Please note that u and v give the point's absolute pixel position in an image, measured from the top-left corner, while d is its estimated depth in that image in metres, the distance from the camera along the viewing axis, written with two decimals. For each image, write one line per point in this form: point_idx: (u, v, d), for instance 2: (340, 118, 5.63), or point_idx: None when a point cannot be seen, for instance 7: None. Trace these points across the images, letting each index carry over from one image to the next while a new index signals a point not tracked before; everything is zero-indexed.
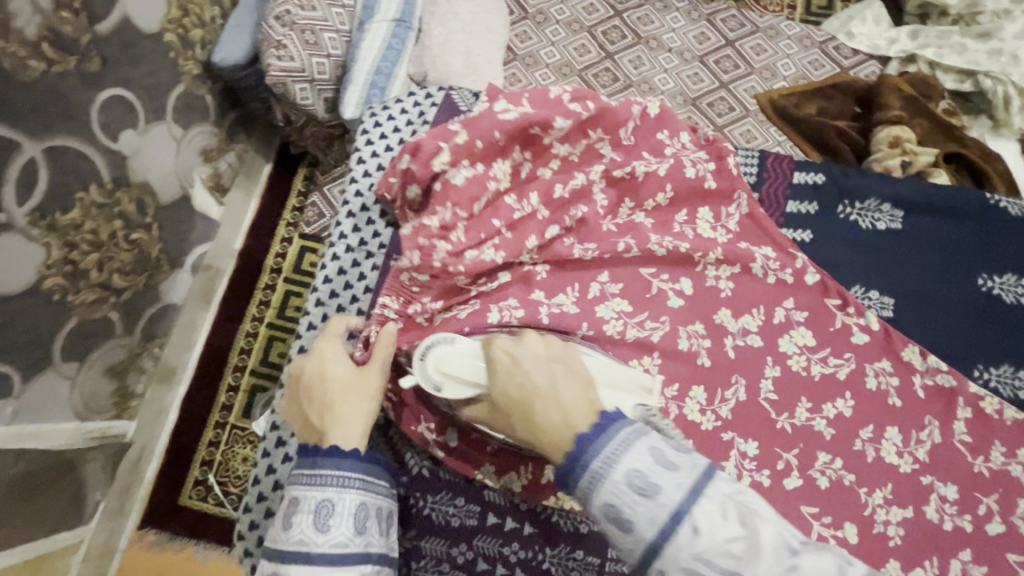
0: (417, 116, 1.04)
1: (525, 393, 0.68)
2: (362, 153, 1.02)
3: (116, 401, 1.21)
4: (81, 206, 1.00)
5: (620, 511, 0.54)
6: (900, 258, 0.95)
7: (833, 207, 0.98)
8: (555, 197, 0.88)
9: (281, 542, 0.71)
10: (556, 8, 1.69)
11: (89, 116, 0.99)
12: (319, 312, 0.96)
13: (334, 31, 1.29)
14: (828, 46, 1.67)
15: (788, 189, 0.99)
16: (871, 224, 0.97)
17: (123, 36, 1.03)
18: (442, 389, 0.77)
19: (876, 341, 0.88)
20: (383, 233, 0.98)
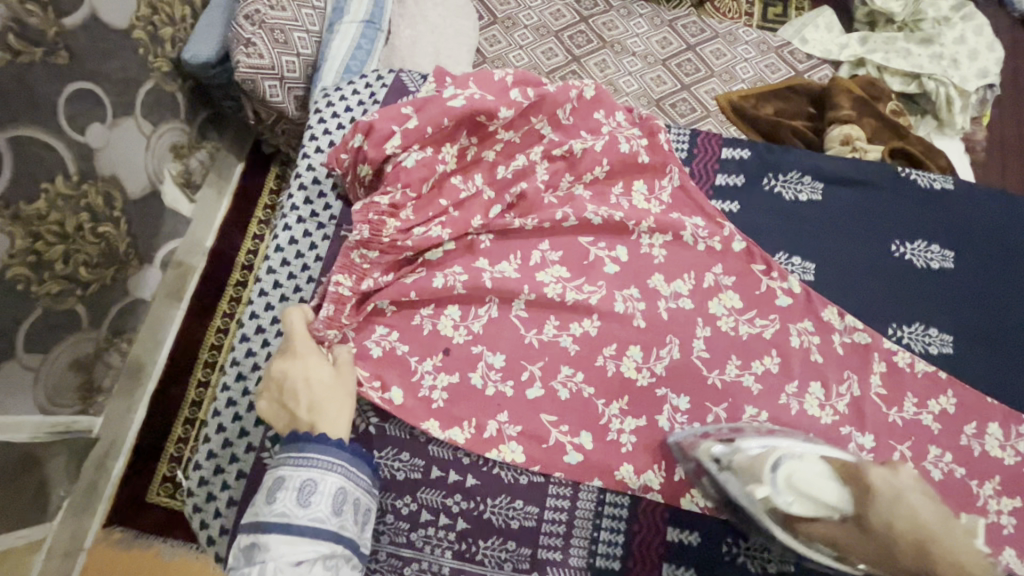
0: (368, 96, 1.08)
1: (917, 532, 0.67)
2: (314, 131, 1.06)
3: (82, 396, 1.21)
4: (47, 196, 1.01)
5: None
6: (821, 227, 1.00)
7: (759, 179, 1.03)
8: (498, 178, 0.94)
9: (262, 515, 0.72)
10: (525, 13, 1.75)
11: (56, 108, 1.01)
12: (270, 279, 0.99)
13: (304, 31, 1.32)
14: (783, 51, 1.75)
15: (717, 163, 1.04)
16: (794, 196, 1.02)
17: (92, 31, 1.05)
18: (793, 505, 0.73)
19: (800, 304, 0.92)
20: (333, 205, 1.01)
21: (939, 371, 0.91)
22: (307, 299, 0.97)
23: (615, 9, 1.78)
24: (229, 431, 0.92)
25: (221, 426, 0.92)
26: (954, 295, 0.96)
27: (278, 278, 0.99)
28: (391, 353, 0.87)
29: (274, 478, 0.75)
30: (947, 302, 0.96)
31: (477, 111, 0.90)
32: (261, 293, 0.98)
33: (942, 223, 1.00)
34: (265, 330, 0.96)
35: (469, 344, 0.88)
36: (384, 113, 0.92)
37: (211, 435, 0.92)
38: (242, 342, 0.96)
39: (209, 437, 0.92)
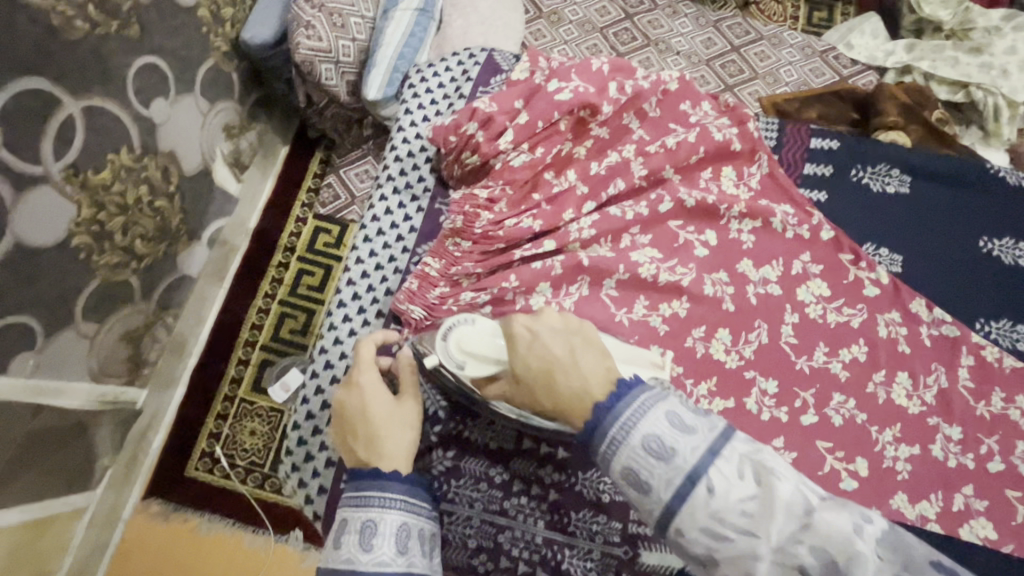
0: (462, 74, 1.09)
1: (544, 362, 0.71)
2: (408, 106, 1.06)
3: (130, 367, 1.22)
4: (112, 166, 1.03)
5: (641, 475, 0.60)
6: (909, 220, 1.01)
7: (847, 170, 1.03)
8: (592, 174, 0.93)
9: (330, 562, 0.72)
10: (571, 9, 1.75)
11: (126, 81, 1.02)
12: (367, 248, 0.99)
13: (360, 17, 1.33)
14: (828, 55, 1.75)
15: (806, 152, 1.04)
16: (882, 188, 1.02)
17: (162, 7, 1.07)
18: (464, 367, 0.80)
19: (887, 294, 0.94)
20: (428, 179, 1.01)
21: None
22: (404, 268, 0.98)
23: (661, 7, 1.78)
24: (328, 393, 0.93)
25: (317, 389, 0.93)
26: None
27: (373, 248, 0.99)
28: None
29: (337, 522, 0.75)
30: None
31: (583, 105, 0.92)
32: (357, 261, 0.99)
33: None
34: (361, 296, 0.97)
35: None
36: (497, 103, 0.93)
37: (308, 398, 0.93)
38: (339, 307, 0.97)
39: (307, 400, 0.93)
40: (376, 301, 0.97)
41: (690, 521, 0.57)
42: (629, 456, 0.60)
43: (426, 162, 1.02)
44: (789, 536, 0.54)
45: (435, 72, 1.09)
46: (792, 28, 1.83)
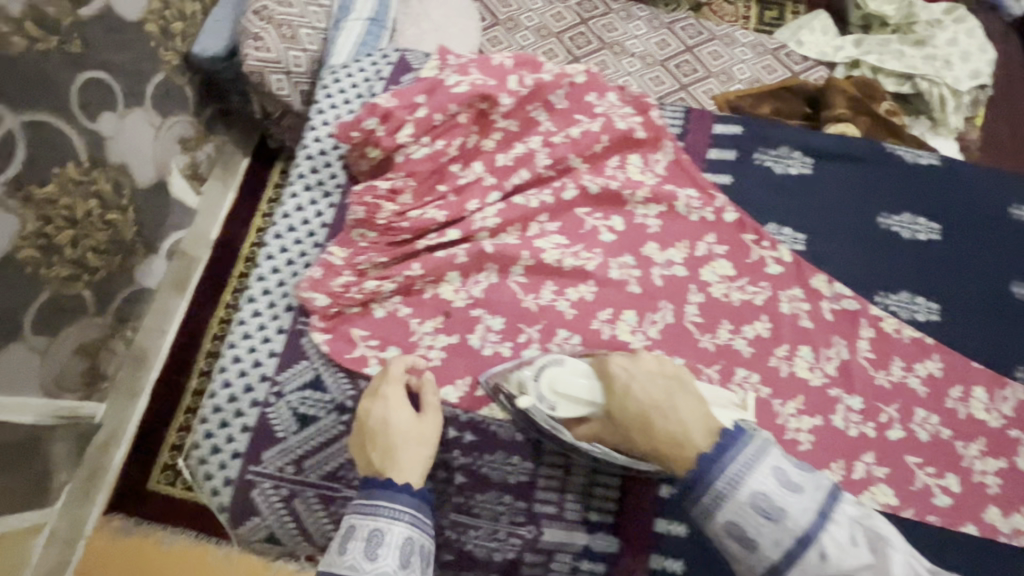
0: (374, 74, 1.12)
1: (644, 414, 0.80)
2: (321, 105, 1.09)
3: (86, 381, 1.22)
4: (59, 180, 1.04)
5: (744, 526, 0.72)
6: (809, 202, 1.05)
7: (751, 157, 1.07)
8: (499, 165, 1.01)
9: (333, 566, 0.74)
10: (527, 15, 1.79)
11: (70, 95, 1.04)
12: (276, 244, 1.01)
13: (311, 28, 1.35)
14: (779, 53, 1.79)
15: (711, 139, 1.09)
16: (785, 172, 1.07)
17: (107, 24, 1.09)
18: (556, 408, 0.85)
19: (789, 272, 0.99)
20: (339, 175, 1.04)
21: (925, 338, 0.98)
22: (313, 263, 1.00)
23: (615, 11, 1.81)
24: (234, 386, 0.93)
25: (227, 385, 0.93)
26: (932, 262, 1.03)
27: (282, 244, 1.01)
28: (394, 316, 0.95)
29: (344, 529, 0.77)
30: (928, 269, 1.02)
31: (481, 97, 1.00)
32: (267, 257, 1.00)
33: (919, 196, 1.06)
34: (271, 290, 0.98)
35: (469, 307, 0.95)
36: (398, 99, 0.99)
37: (216, 390, 0.92)
38: (249, 304, 0.98)
39: (214, 394, 0.92)
40: (284, 295, 0.98)
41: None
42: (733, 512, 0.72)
43: (337, 160, 1.05)
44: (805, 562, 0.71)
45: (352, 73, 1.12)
46: (744, 28, 1.87)
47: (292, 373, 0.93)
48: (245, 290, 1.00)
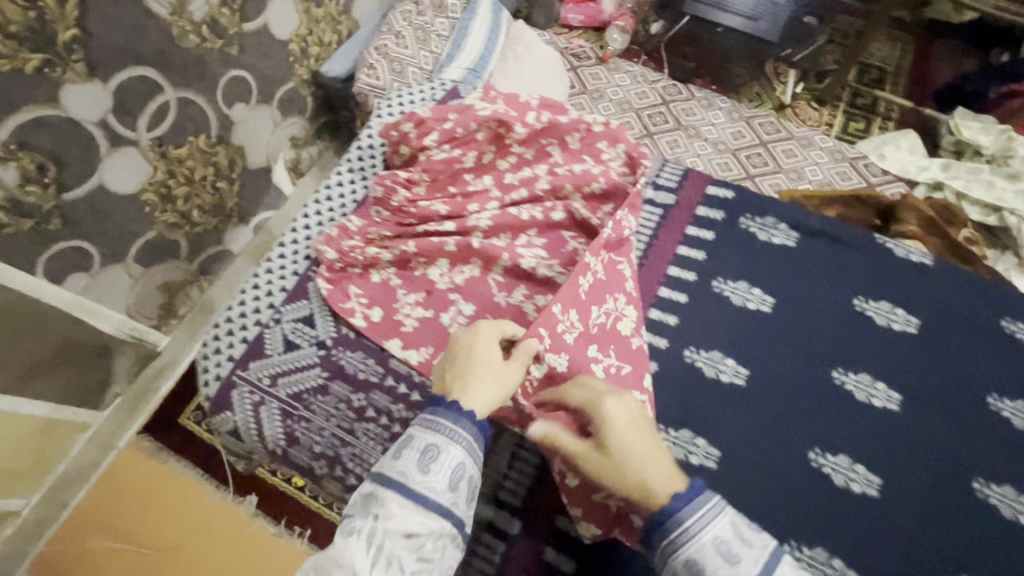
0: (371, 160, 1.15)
1: None
2: (337, 189, 1.12)
3: (161, 312, 1.44)
4: (190, 147, 1.29)
5: (702, 567, 0.70)
6: (840, 317, 1.11)
7: (738, 219, 1.20)
8: (505, 180, 1.06)
9: (386, 468, 0.72)
10: (613, 89, 1.93)
11: (217, 85, 1.29)
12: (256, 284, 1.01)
13: (418, 67, 1.57)
14: (859, 163, 1.78)
15: (703, 198, 1.23)
16: (769, 238, 1.19)
17: (261, 37, 1.35)
18: None
19: (721, 318, 1.10)
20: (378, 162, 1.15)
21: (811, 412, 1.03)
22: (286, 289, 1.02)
23: (698, 98, 1.92)
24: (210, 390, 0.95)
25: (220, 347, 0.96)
26: None
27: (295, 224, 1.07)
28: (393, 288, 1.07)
29: (405, 435, 0.76)
30: None
31: (498, 121, 1.05)
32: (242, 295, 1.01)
33: None
34: (239, 329, 0.98)
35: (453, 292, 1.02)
36: (433, 111, 1.07)
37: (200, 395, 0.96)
38: (279, 247, 1.06)
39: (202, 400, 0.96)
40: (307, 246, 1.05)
41: None
42: (695, 548, 0.71)
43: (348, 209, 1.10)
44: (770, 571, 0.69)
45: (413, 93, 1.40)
46: (826, 133, 1.88)
47: (296, 308, 1.00)
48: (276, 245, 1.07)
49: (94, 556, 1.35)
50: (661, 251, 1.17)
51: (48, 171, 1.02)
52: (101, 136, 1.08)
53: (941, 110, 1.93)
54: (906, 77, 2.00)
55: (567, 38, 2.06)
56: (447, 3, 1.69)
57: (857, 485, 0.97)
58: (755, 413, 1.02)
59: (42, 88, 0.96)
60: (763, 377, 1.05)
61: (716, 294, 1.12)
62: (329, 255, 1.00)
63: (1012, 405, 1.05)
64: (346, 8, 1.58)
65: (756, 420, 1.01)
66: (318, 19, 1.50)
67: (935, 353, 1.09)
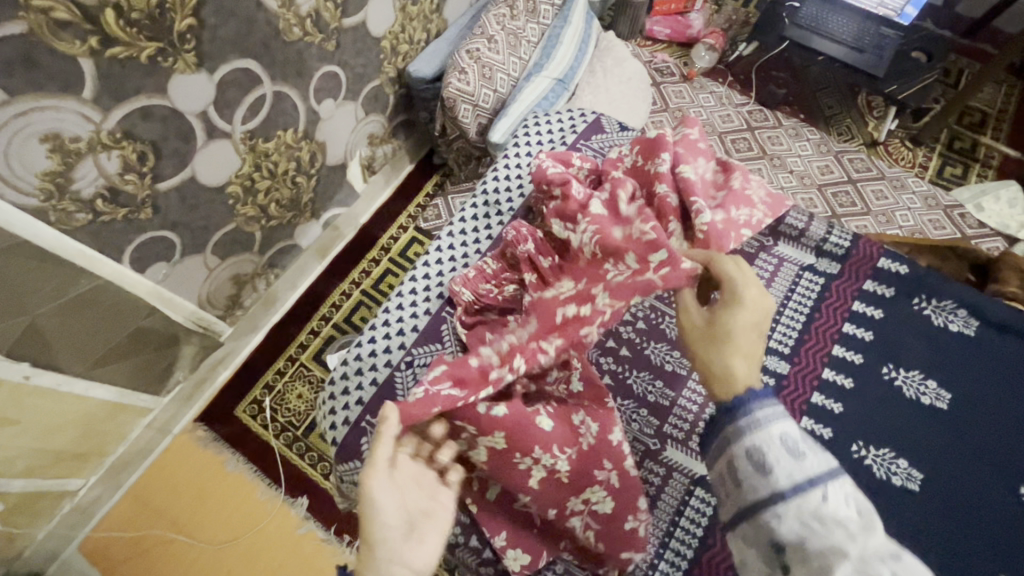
0: (517, 189, 1.20)
1: None
2: (478, 224, 1.17)
3: (228, 304, 1.42)
4: (278, 141, 1.26)
5: (765, 458, 0.67)
6: (1022, 420, 0.97)
7: (910, 297, 1.08)
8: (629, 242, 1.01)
9: None
10: (696, 109, 1.85)
11: (312, 80, 1.25)
12: (395, 313, 1.08)
13: (506, 75, 1.53)
14: (953, 212, 1.68)
15: (870, 269, 1.10)
16: (945, 323, 1.05)
17: (358, 33, 1.31)
18: None
19: (860, 391, 1.00)
20: (516, 200, 1.19)
21: (953, 515, 0.91)
22: (419, 327, 1.05)
23: (784, 127, 1.84)
24: (350, 413, 1.00)
25: (345, 391, 1.02)
26: None
27: (429, 260, 1.13)
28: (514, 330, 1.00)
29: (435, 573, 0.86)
30: None
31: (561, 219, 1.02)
32: (383, 321, 1.07)
33: None
34: (377, 355, 1.03)
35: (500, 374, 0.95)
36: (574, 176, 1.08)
37: (335, 411, 1.01)
38: (410, 281, 1.11)
39: (333, 414, 1.01)
40: (439, 286, 1.10)
41: (793, 510, 0.64)
42: (760, 440, 0.68)
43: (486, 240, 1.15)
44: (877, 553, 0.59)
45: (550, 121, 1.31)
46: (919, 176, 1.78)
47: (425, 350, 1.03)
48: (412, 271, 1.13)
49: (148, 542, 1.34)
50: (825, 329, 1.05)
51: (148, 161, 1.00)
52: (200, 127, 1.06)
53: None
54: (1010, 123, 1.89)
55: (651, 51, 2.00)
56: (540, 8, 1.62)
57: None
58: (940, 531, 0.89)
59: (154, 78, 0.93)
60: (953, 486, 0.93)
61: (886, 383, 1.00)
62: (466, 296, 1.04)
63: None
64: (439, 7, 1.54)
65: (945, 541, 0.89)
66: (412, 17, 1.46)
67: None
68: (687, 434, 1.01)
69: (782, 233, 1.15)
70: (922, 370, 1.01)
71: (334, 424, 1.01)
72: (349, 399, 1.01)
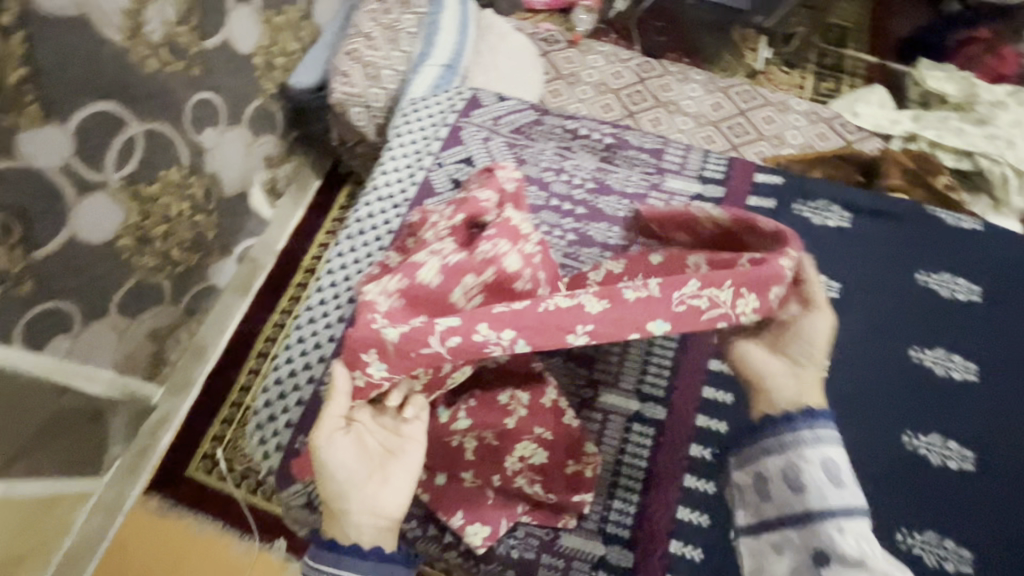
0: (408, 178, 1.17)
1: None
2: (375, 220, 1.12)
3: (151, 363, 1.34)
4: (162, 182, 1.18)
5: (800, 475, 0.74)
6: (900, 289, 1.06)
7: (789, 204, 1.16)
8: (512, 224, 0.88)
9: None
10: (587, 71, 1.89)
11: (183, 111, 1.18)
12: (309, 327, 1.04)
13: (394, 70, 1.48)
14: (834, 122, 1.81)
15: (750, 186, 1.18)
16: (823, 220, 1.14)
17: (223, 53, 1.24)
18: None
19: None
20: (409, 189, 1.15)
21: (872, 394, 0.96)
22: (336, 335, 1.02)
23: (672, 73, 1.91)
24: (281, 437, 0.96)
25: (271, 416, 0.98)
26: None
27: (333, 267, 1.08)
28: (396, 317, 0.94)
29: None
30: None
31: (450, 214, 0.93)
32: (298, 339, 1.03)
33: None
34: (297, 374, 1.00)
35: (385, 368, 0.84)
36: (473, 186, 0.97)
37: (265, 439, 0.97)
38: (318, 292, 1.07)
39: (264, 443, 0.97)
40: (349, 290, 1.06)
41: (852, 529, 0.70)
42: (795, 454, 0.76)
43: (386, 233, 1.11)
44: (886, 562, 0.68)
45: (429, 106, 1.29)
46: (800, 96, 1.91)
47: None
48: (317, 284, 1.09)
49: None
50: None
51: (15, 230, 0.91)
52: (68, 182, 0.98)
53: (902, 62, 1.98)
54: (867, 33, 2.05)
55: (533, 23, 2.01)
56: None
57: (954, 462, 0.91)
58: (858, 407, 0.95)
59: None
60: (857, 363, 0.98)
61: None
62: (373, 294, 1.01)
63: None
64: (307, 12, 1.48)
65: (865, 415, 0.94)
66: (280, 27, 1.40)
67: (1001, 310, 1.04)
68: (618, 375, 0.97)
69: (666, 169, 1.20)
70: (816, 265, 1.07)
71: (268, 454, 0.96)
72: (279, 425, 0.96)
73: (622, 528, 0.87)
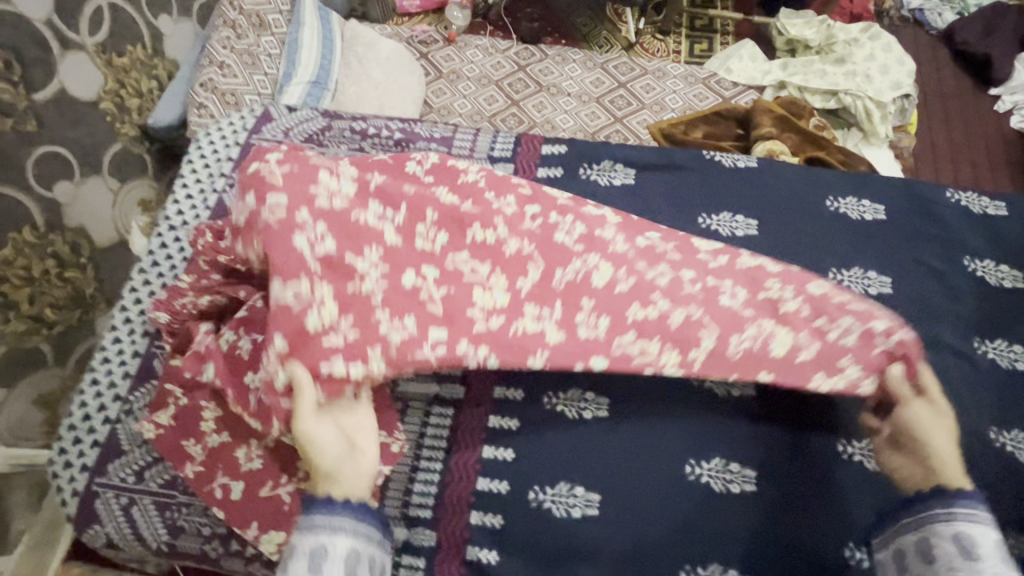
0: (201, 202, 1.17)
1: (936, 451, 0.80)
2: (167, 251, 1.13)
3: (48, 430, 1.29)
4: (14, 244, 1.13)
5: None
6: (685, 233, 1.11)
7: (576, 170, 1.21)
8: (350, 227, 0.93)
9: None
10: (468, 67, 1.90)
11: (24, 167, 1.13)
12: (102, 367, 1.03)
13: (256, 94, 1.49)
14: (710, 81, 1.86)
15: (538, 158, 1.22)
16: (609, 180, 1.19)
17: (62, 102, 1.20)
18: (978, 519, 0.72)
19: None
20: (202, 214, 1.16)
21: None
22: (132, 371, 1.03)
23: (551, 56, 1.94)
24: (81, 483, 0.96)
25: (68, 464, 0.97)
26: (997, 306, 1.07)
27: (124, 303, 1.08)
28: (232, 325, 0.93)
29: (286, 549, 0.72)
30: (932, 304, 1.07)
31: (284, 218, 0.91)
32: (91, 381, 1.02)
33: (915, 233, 1.14)
34: (91, 417, 0.99)
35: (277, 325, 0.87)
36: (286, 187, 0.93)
37: (61, 488, 0.96)
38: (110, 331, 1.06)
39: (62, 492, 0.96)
40: (143, 323, 1.06)
41: None
42: None
43: (182, 260, 1.12)
44: None
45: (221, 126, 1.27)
46: (676, 61, 1.96)
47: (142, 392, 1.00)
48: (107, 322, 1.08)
49: None
50: None
51: None
52: None
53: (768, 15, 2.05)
54: None
55: (409, 26, 2.01)
56: (267, 19, 1.60)
57: (736, 390, 0.98)
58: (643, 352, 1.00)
59: None
60: None
61: None
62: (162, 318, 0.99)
63: (989, 266, 1.11)
64: (156, 50, 1.50)
65: None
66: (126, 68, 1.39)
67: (776, 233, 1.13)
68: None
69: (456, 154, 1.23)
70: None
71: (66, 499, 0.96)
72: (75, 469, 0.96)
73: (423, 507, 0.92)
